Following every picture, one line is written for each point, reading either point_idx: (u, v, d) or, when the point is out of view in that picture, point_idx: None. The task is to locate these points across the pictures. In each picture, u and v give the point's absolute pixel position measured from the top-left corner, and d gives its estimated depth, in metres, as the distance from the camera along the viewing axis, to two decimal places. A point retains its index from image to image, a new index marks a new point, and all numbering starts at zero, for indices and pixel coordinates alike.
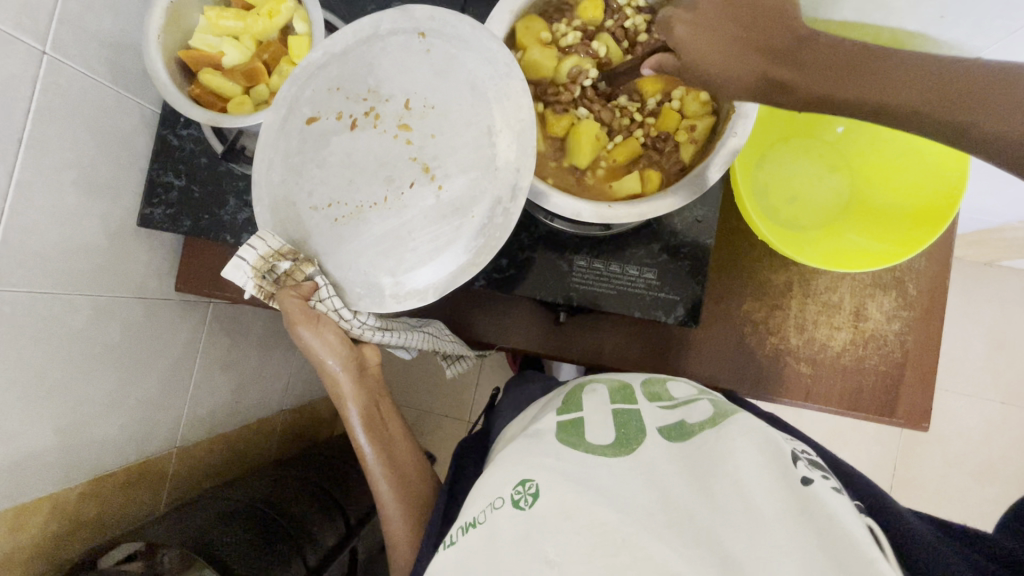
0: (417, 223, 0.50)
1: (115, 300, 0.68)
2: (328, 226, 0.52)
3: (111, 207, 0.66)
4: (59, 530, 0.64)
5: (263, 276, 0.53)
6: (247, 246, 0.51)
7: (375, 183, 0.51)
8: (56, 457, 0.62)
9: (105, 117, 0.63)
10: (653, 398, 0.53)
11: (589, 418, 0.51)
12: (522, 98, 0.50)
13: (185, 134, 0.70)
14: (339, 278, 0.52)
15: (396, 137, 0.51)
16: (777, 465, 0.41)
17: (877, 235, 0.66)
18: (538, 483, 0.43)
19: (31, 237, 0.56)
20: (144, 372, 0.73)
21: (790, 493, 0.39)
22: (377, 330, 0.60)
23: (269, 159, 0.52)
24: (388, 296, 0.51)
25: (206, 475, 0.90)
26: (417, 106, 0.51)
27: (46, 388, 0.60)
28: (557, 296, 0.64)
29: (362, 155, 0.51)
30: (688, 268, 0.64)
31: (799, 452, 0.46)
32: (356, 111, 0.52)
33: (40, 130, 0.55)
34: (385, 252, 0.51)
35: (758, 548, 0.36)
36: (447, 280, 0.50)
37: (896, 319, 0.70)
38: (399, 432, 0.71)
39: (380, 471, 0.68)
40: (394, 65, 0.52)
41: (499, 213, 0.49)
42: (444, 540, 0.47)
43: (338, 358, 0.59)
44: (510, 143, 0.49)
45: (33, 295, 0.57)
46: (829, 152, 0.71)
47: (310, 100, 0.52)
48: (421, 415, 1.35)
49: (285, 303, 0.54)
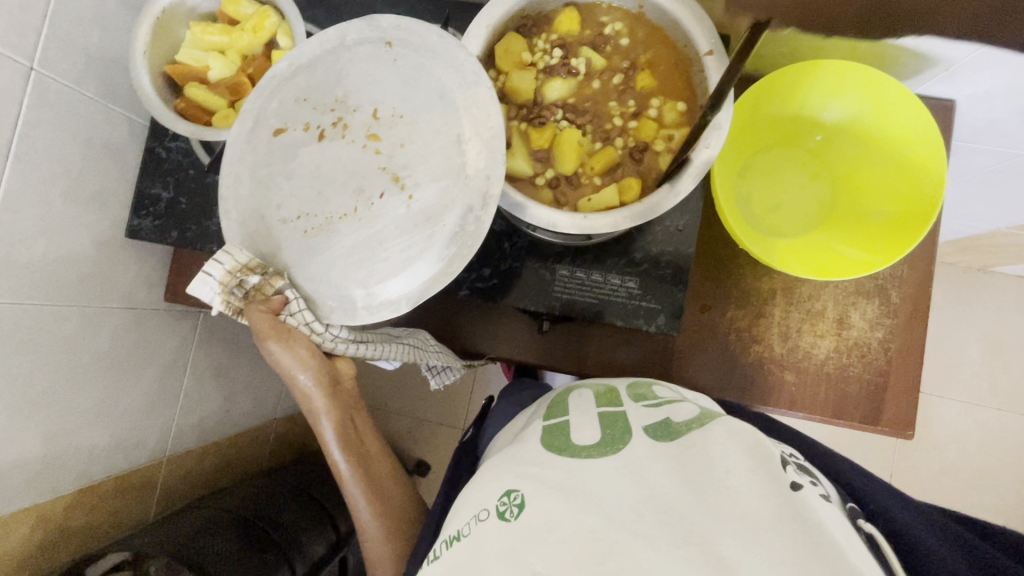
0: (388, 233, 0.51)
1: (102, 310, 0.68)
2: (298, 239, 0.52)
3: (100, 219, 0.67)
4: (44, 540, 0.64)
5: (231, 291, 0.53)
6: (213, 261, 0.51)
7: (346, 194, 0.52)
8: (42, 466, 0.62)
9: (93, 131, 0.64)
10: (638, 398, 0.54)
11: (575, 424, 0.51)
12: (491, 106, 0.50)
13: (174, 147, 0.71)
14: (310, 291, 0.53)
15: (365, 147, 0.52)
16: (766, 469, 0.40)
17: (859, 243, 0.66)
18: (524, 493, 0.44)
19: (18, 249, 0.57)
20: (132, 380, 0.74)
21: (780, 497, 0.38)
22: (351, 343, 0.60)
23: (236, 172, 0.53)
24: (362, 307, 0.51)
25: (197, 484, 0.90)
26: (385, 116, 0.52)
27: (31, 397, 0.60)
28: (539, 305, 0.65)
29: (331, 165, 0.52)
30: (670, 275, 0.64)
31: (788, 457, 0.46)
32: (324, 122, 0.53)
33: (28, 143, 0.56)
34: (357, 263, 0.51)
35: (751, 553, 0.35)
36: (420, 289, 0.50)
37: (879, 326, 0.70)
38: (375, 446, 0.72)
39: (356, 486, 0.69)
40: (362, 76, 0.53)
41: (471, 221, 0.49)
42: (429, 555, 0.47)
43: (310, 372, 0.60)
44: (479, 151, 0.50)
45: (19, 306, 0.57)
46: (814, 161, 0.71)
47: (278, 112, 0.53)
48: (414, 423, 1.35)
49: (253, 318, 0.54)
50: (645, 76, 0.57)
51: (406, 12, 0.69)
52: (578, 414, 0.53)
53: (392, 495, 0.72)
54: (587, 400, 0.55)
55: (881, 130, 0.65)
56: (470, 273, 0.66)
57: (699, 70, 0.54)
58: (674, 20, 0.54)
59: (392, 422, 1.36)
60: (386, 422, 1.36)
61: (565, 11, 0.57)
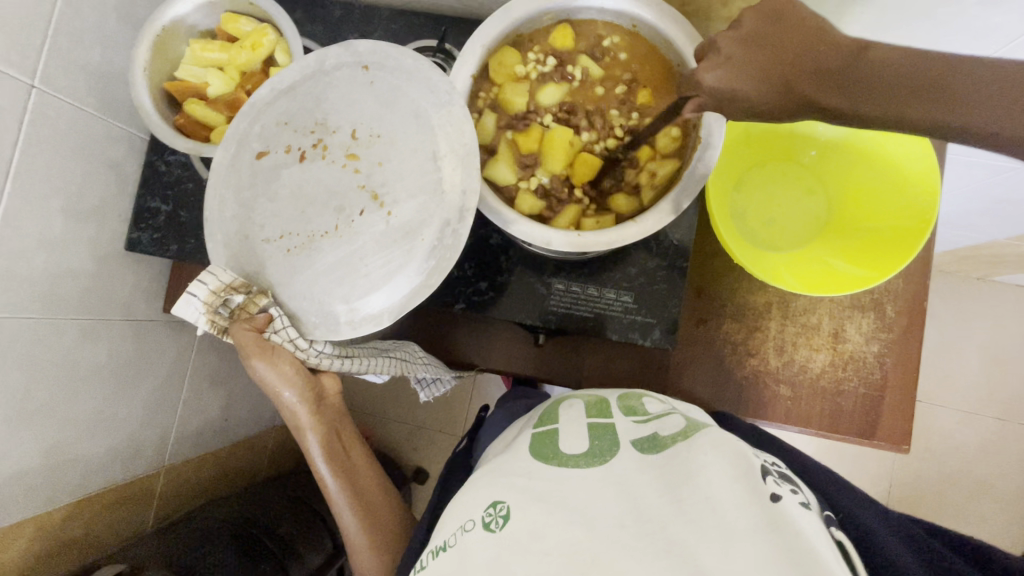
0: (369, 249, 0.51)
1: (101, 322, 0.69)
2: (281, 257, 0.53)
3: (100, 232, 0.67)
4: (43, 551, 0.64)
5: (216, 310, 0.53)
6: (197, 282, 0.52)
7: (327, 213, 0.52)
8: (41, 478, 0.63)
9: (93, 146, 0.65)
10: (629, 413, 0.54)
11: (563, 431, 0.52)
12: (464, 125, 0.52)
13: (174, 161, 0.72)
14: (293, 308, 0.53)
15: (345, 167, 0.53)
16: (746, 480, 0.41)
17: (853, 257, 0.66)
18: (509, 504, 0.44)
19: (18, 263, 0.57)
20: (131, 392, 0.75)
21: (758, 508, 0.39)
22: (336, 358, 0.59)
23: (221, 196, 0.53)
24: (344, 322, 0.52)
25: (194, 492, 0.91)
26: (363, 136, 0.53)
27: (31, 410, 0.61)
28: (535, 318, 0.65)
29: (312, 185, 0.53)
30: (665, 289, 0.64)
31: (770, 465, 0.48)
32: (305, 144, 0.53)
33: (28, 160, 0.57)
34: (339, 279, 0.52)
35: (730, 562, 0.36)
36: (402, 302, 0.51)
37: (875, 340, 0.70)
38: (362, 460, 0.73)
39: (344, 500, 0.69)
40: (339, 98, 0.54)
41: (448, 235, 0.50)
42: (417, 564, 0.48)
43: (295, 389, 0.60)
44: (455, 167, 0.51)
45: (19, 320, 0.58)
46: (808, 176, 0.71)
47: (260, 136, 0.54)
48: (413, 431, 1.36)
49: (238, 336, 0.54)
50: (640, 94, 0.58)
51: (404, 28, 0.70)
52: (568, 424, 0.53)
53: (379, 508, 0.73)
54: (577, 410, 0.55)
55: (874, 147, 0.66)
56: (467, 287, 0.66)
57: None
58: (666, 40, 0.55)
59: (390, 430, 1.36)
60: (385, 429, 1.36)
61: (560, 26, 0.57)
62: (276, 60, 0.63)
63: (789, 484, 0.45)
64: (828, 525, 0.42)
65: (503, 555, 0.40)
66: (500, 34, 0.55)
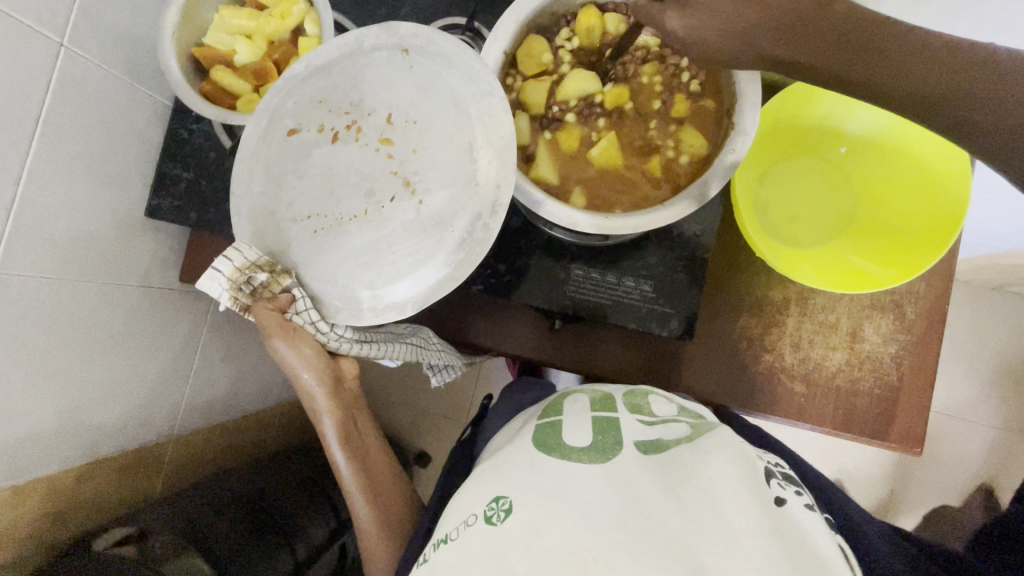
0: (397, 237, 0.52)
1: (118, 288, 0.69)
2: (307, 238, 0.53)
3: (120, 197, 0.68)
4: (55, 511, 0.65)
5: (239, 288, 0.54)
6: (223, 258, 0.52)
7: (357, 196, 0.53)
8: (55, 440, 0.63)
9: (118, 109, 0.65)
10: (633, 411, 0.53)
11: (567, 424, 0.52)
12: (503, 117, 0.51)
13: (197, 129, 0.72)
14: (317, 290, 0.54)
15: (378, 150, 0.53)
16: (750, 482, 0.42)
17: (877, 256, 0.66)
18: (512, 499, 0.43)
19: (41, 224, 0.57)
20: (144, 360, 0.75)
21: (761, 512, 0.40)
22: (356, 342, 0.60)
23: (249, 168, 0.53)
24: (367, 309, 0.53)
25: (202, 462, 0.92)
26: (399, 121, 0.53)
27: (49, 372, 0.61)
28: (553, 304, 0.65)
29: (343, 168, 0.53)
30: (685, 279, 0.64)
31: (774, 467, 0.48)
32: (338, 124, 0.53)
33: (54, 120, 0.56)
34: (365, 265, 0.53)
35: (730, 560, 0.37)
36: (425, 294, 0.52)
37: (893, 342, 0.69)
38: (377, 447, 0.73)
39: (356, 486, 0.70)
40: (376, 80, 0.54)
41: (480, 228, 0.51)
42: (418, 559, 0.47)
43: (314, 371, 0.61)
44: (491, 160, 0.51)
45: (41, 280, 0.58)
46: (833, 172, 0.70)
47: (292, 112, 0.54)
48: (417, 414, 1.36)
49: (261, 314, 0.56)
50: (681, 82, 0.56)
51: (433, 5, 0.70)
52: (573, 416, 0.53)
53: (391, 496, 0.73)
54: (583, 405, 0.55)
55: (904, 145, 0.64)
56: (485, 269, 0.66)
57: (727, 76, 0.54)
58: None
59: (395, 412, 1.36)
60: (389, 411, 1.37)
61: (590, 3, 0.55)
62: (304, 30, 0.62)
63: (791, 486, 0.46)
64: (830, 529, 0.43)
65: (519, 534, 0.40)
66: (530, 18, 0.54)
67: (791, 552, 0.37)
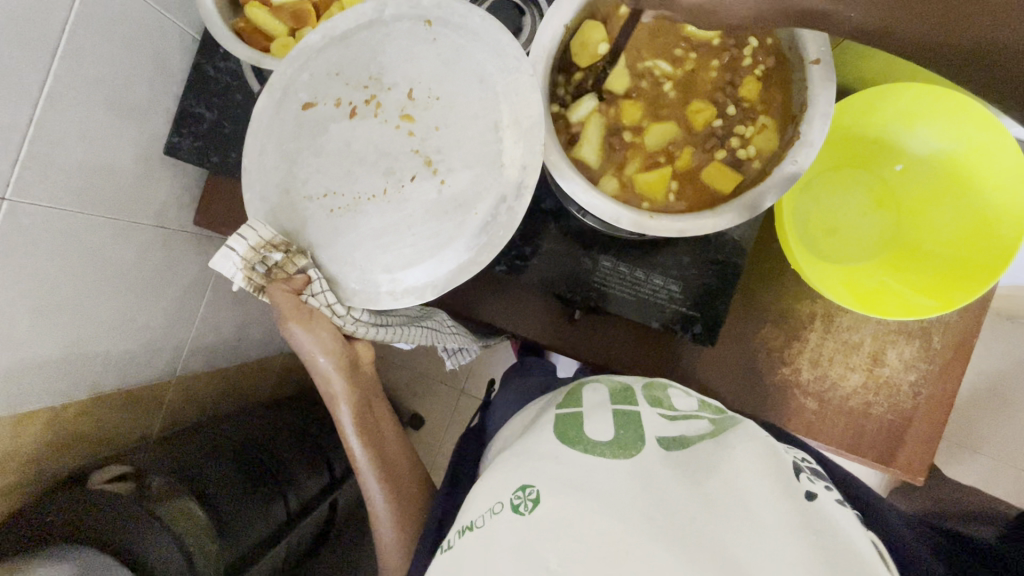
0: (417, 218, 0.51)
1: (130, 225, 0.67)
2: (323, 217, 0.52)
3: (139, 131, 0.65)
4: (55, 441, 0.65)
5: (253, 267, 0.51)
6: (236, 237, 0.49)
7: (375, 175, 0.52)
8: (58, 373, 0.62)
9: (142, 36, 0.61)
10: (653, 404, 0.52)
11: (588, 415, 0.50)
12: (531, 94, 0.49)
13: (223, 67, 0.68)
14: (333, 272, 0.52)
15: (398, 127, 0.52)
16: (782, 479, 0.42)
17: (913, 284, 0.64)
18: (539, 489, 0.43)
19: (56, 152, 0.55)
20: (151, 300, 0.74)
21: (795, 508, 0.39)
22: (372, 326, 0.58)
23: (261, 145, 0.52)
24: (385, 293, 0.52)
25: (201, 406, 0.92)
26: (421, 97, 0.52)
27: (56, 304, 0.60)
28: (574, 293, 0.64)
29: (361, 144, 0.52)
30: (716, 285, 0.62)
31: (802, 462, 0.48)
32: (356, 98, 0.52)
33: (76, 42, 0.53)
34: (382, 247, 0.51)
35: (762, 552, 0.36)
36: (446, 277, 0.51)
37: (913, 369, 0.68)
38: (390, 432, 0.73)
39: (372, 474, 0.70)
40: (397, 53, 0.52)
41: (503, 212, 0.50)
42: (442, 543, 0.47)
43: (330, 355, 0.60)
44: (516, 140, 0.50)
45: (53, 211, 0.56)
46: (881, 190, 0.67)
47: (307, 85, 0.52)
48: (416, 377, 1.36)
49: (277, 296, 0.53)
50: (749, 83, 0.53)
51: None
52: (593, 408, 0.51)
53: (407, 484, 0.73)
54: (602, 396, 0.54)
55: (964, 172, 0.61)
56: (509, 249, 0.64)
57: (799, 79, 0.50)
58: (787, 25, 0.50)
59: (395, 373, 1.36)
60: (389, 371, 1.37)
61: None
62: None
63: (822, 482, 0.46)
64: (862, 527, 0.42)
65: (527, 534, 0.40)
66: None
67: (828, 549, 0.37)
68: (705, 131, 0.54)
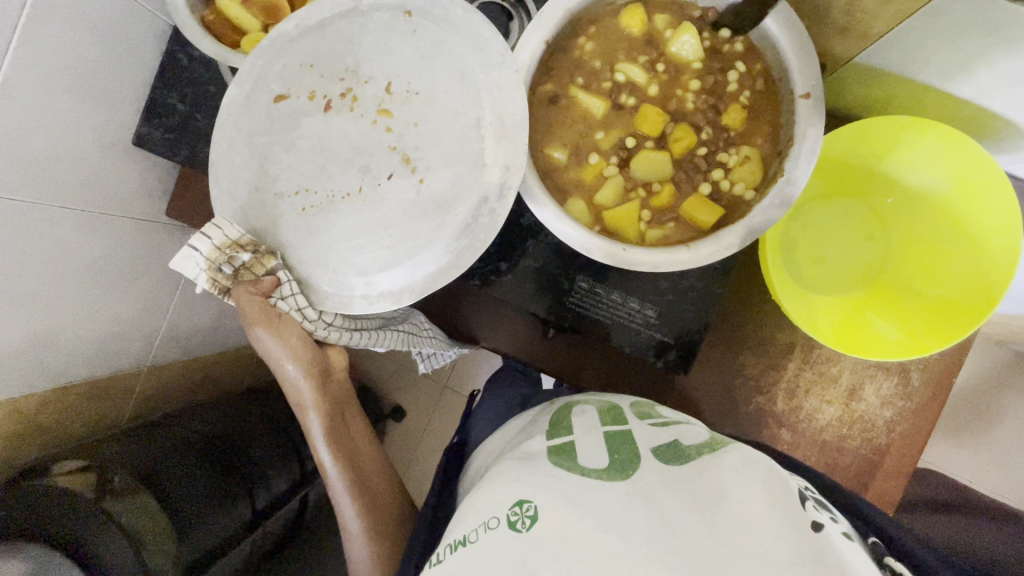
0: (394, 218, 0.49)
1: (96, 215, 0.65)
2: (295, 216, 0.50)
3: (106, 119, 0.63)
4: (16, 434, 0.64)
5: (218, 268, 0.50)
6: (200, 236, 0.48)
7: (350, 172, 0.50)
8: (19, 366, 0.60)
9: (111, 22, 0.59)
10: (642, 417, 0.53)
11: (581, 439, 0.50)
12: (514, 91, 0.48)
13: (197, 57, 0.66)
14: (304, 274, 0.50)
15: (375, 123, 0.50)
16: (784, 504, 0.39)
17: (896, 321, 0.63)
18: (537, 505, 0.42)
19: (14, 141, 0.52)
20: (120, 291, 0.72)
21: (800, 537, 0.37)
22: (347, 331, 0.57)
23: (230, 138, 0.49)
24: (359, 295, 0.50)
25: (172, 397, 0.90)
26: (399, 91, 0.50)
27: (16, 297, 0.57)
28: (547, 312, 0.62)
29: (336, 140, 0.50)
30: (693, 311, 0.60)
31: (806, 489, 0.45)
32: (332, 91, 0.50)
33: (37, 27, 0.50)
34: (357, 248, 0.49)
35: None
36: (422, 282, 0.49)
37: (889, 406, 0.67)
38: (363, 442, 0.72)
39: (343, 487, 0.69)
40: (374, 45, 0.50)
41: (485, 213, 0.48)
42: (431, 558, 0.45)
43: (300, 362, 0.59)
44: (499, 141, 0.48)
45: (11, 202, 0.54)
46: (873, 222, 0.66)
47: (279, 76, 0.50)
48: (397, 371, 1.35)
49: (243, 300, 0.51)
50: (733, 112, 0.51)
51: None
52: (584, 431, 0.51)
53: (381, 496, 0.72)
54: (592, 417, 0.53)
55: (958, 209, 0.59)
56: (483, 263, 0.62)
57: (787, 112, 0.48)
58: (775, 53, 0.48)
59: (377, 366, 1.35)
60: (369, 364, 1.36)
61: (629, 7, 0.50)
62: None
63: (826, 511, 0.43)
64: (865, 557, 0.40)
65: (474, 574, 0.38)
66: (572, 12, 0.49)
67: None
68: (689, 159, 0.52)
